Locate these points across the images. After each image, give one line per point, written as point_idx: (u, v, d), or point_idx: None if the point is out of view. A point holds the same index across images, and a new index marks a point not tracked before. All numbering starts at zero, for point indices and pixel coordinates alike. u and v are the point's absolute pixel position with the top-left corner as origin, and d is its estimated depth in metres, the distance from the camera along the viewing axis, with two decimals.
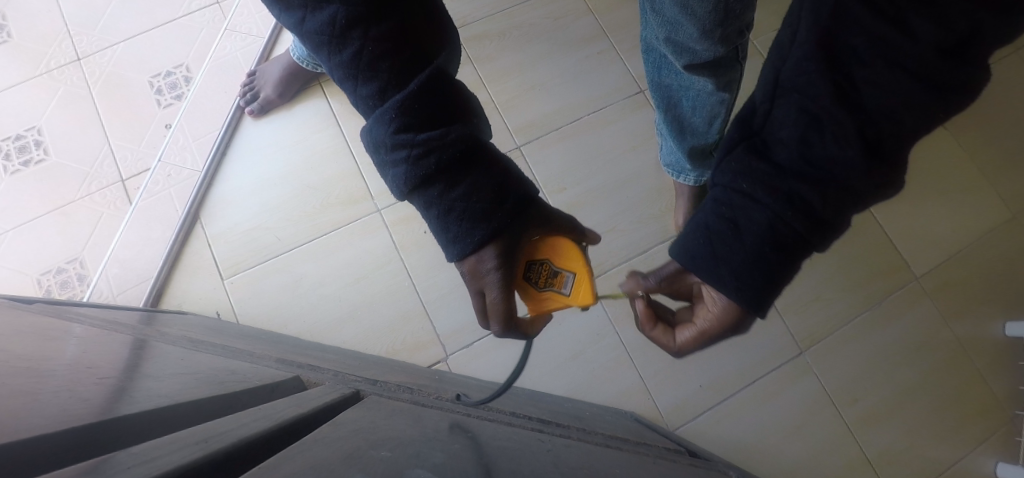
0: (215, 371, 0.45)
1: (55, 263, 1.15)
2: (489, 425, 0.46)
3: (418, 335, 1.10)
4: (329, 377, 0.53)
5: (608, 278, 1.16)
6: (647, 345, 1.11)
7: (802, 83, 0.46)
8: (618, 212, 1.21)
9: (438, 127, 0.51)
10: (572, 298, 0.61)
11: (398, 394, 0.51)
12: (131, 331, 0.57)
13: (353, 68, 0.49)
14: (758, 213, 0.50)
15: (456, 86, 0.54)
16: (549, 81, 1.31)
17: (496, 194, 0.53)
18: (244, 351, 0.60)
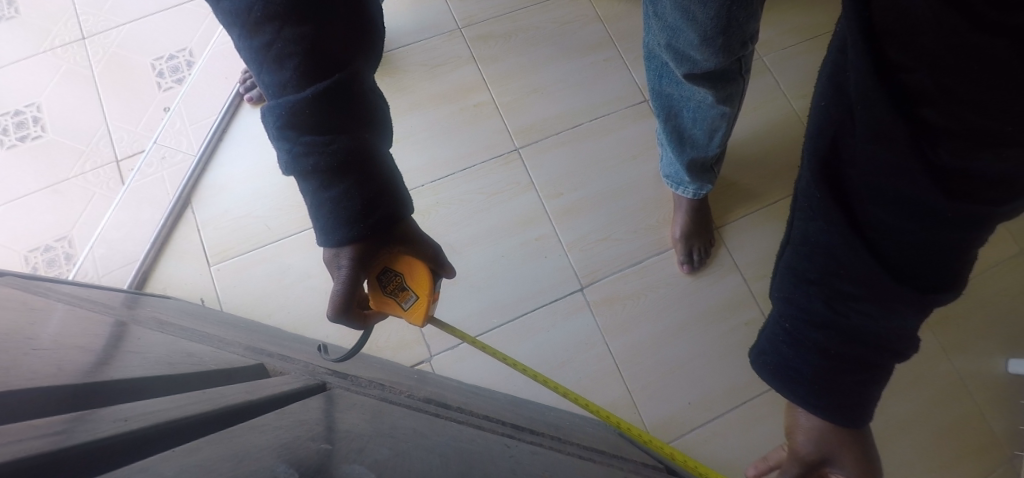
0: (175, 352, 0.44)
1: (42, 240, 1.14)
2: (455, 427, 0.45)
3: (403, 333, 1.10)
4: (296, 368, 0.52)
5: (599, 287, 1.14)
6: (636, 358, 1.10)
7: (813, 199, 0.41)
8: (614, 221, 1.20)
9: (331, 132, 0.52)
10: (405, 313, 0.59)
11: (366, 389, 0.50)
12: (99, 309, 0.56)
13: (262, 55, 0.51)
14: (801, 326, 0.45)
15: (364, 93, 0.55)
16: (553, 85, 1.30)
17: (365, 206, 0.53)
18: (215, 336, 0.58)
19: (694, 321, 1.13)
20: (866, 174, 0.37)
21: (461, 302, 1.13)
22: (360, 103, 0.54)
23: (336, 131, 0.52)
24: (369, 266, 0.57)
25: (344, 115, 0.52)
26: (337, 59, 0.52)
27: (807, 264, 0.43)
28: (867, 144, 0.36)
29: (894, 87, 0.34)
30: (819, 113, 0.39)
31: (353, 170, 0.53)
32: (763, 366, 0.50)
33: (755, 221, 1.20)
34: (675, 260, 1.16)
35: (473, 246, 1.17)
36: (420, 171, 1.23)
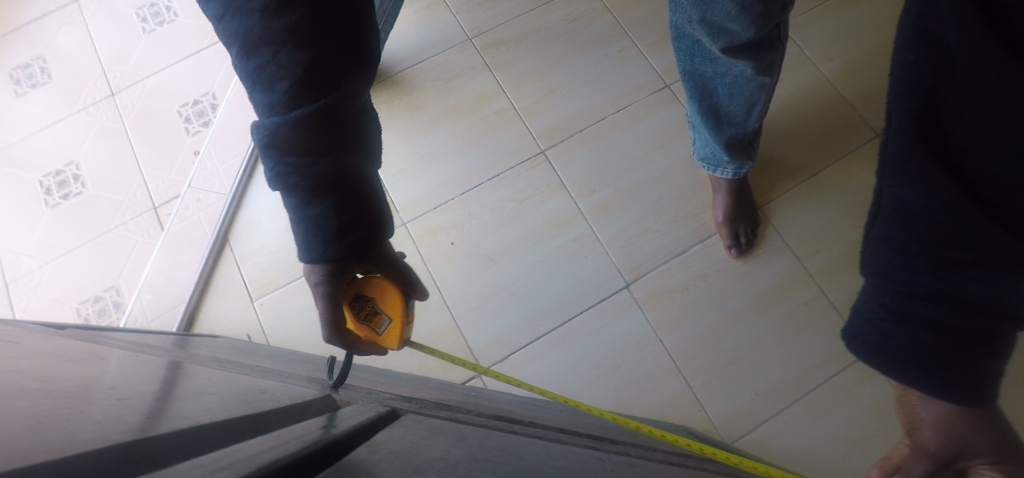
0: (242, 390, 0.43)
1: (93, 292, 1.16)
2: (541, 443, 0.42)
3: (451, 350, 1.08)
4: (362, 395, 0.50)
5: (645, 282, 1.11)
6: (693, 351, 1.06)
7: (908, 165, 0.37)
8: (652, 213, 1.16)
9: (315, 155, 0.50)
10: (380, 339, 0.57)
11: (437, 411, 0.47)
12: (161, 353, 0.55)
13: (255, 73, 0.49)
14: (905, 299, 0.41)
15: (357, 115, 0.52)
16: (570, 83, 1.28)
17: (343, 230, 0.52)
18: (273, 370, 0.58)
19: (749, 308, 1.09)
20: (975, 129, 0.33)
21: (503, 312, 1.10)
22: (350, 127, 0.51)
23: (318, 154, 0.50)
24: (344, 287, 0.56)
25: (333, 137, 0.50)
26: (328, 82, 0.49)
27: (901, 235, 0.39)
28: (973, 95, 0.32)
29: (1004, 26, 0.30)
30: (905, 67, 0.35)
31: (333, 194, 0.51)
32: (856, 346, 0.45)
33: (801, 197, 1.16)
34: (721, 244, 1.12)
35: (509, 254, 1.14)
36: (444, 186, 1.20)
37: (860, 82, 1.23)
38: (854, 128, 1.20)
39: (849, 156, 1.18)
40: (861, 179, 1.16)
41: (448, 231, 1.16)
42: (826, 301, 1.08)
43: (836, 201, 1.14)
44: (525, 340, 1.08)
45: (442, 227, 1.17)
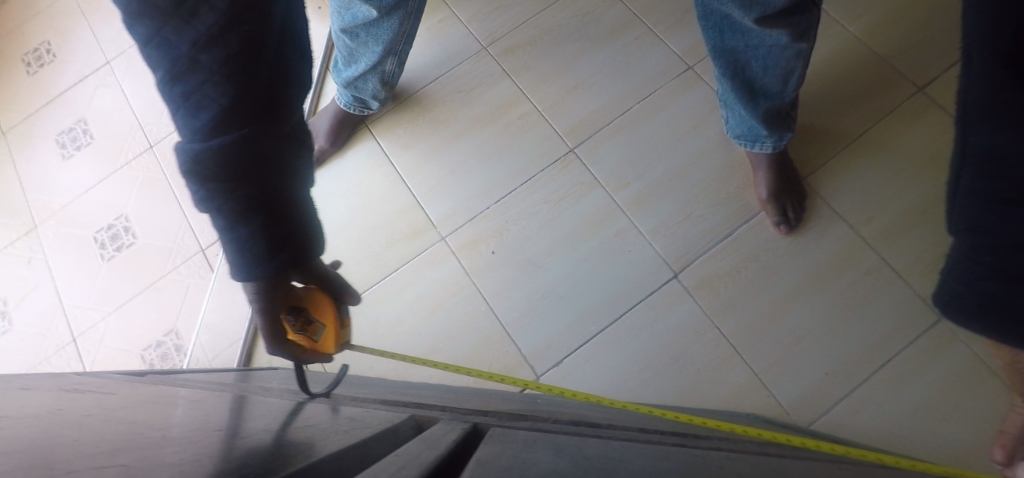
0: (328, 425, 0.43)
1: (154, 337, 1.20)
2: (634, 445, 0.42)
3: (505, 358, 1.08)
4: (442, 413, 0.50)
5: (694, 269, 1.09)
6: (752, 336, 1.04)
7: (983, 108, 0.41)
8: (691, 198, 1.13)
9: (244, 184, 0.46)
10: (315, 346, 0.57)
11: (519, 423, 0.47)
12: (237, 390, 0.57)
13: (175, 95, 0.43)
14: (981, 250, 0.42)
15: (290, 137, 0.48)
16: (590, 78, 1.26)
17: (275, 256, 0.49)
18: (343, 400, 0.58)
19: (806, 284, 1.05)
20: None
21: (552, 316, 1.10)
22: (279, 152, 0.47)
23: (246, 183, 0.46)
24: (277, 302, 0.54)
25: (264, 165, 0.46)
26: (253, 105, 0.45)
27: (987, 185, 0.41)
28: None
29: None
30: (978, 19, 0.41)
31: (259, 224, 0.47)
32: (949, 294, 0.46)
33: (847, 164, 1.11)
34: (768, 222, 1.09)
35: (551, 256, 1.13)
36: (479, 197, 1.20)
37: (892, 38, 1.18)
38: (894, 85, 1.15)
39: (892, 115, 1.13)
40: (909, 138, 1.11)
41: (486, 240, 1.16)
42: (889, 269, 1.04)
43: (886, 165, 1.10)
44: (577, 342, 1.07)
45: (480, 237, 1.17)
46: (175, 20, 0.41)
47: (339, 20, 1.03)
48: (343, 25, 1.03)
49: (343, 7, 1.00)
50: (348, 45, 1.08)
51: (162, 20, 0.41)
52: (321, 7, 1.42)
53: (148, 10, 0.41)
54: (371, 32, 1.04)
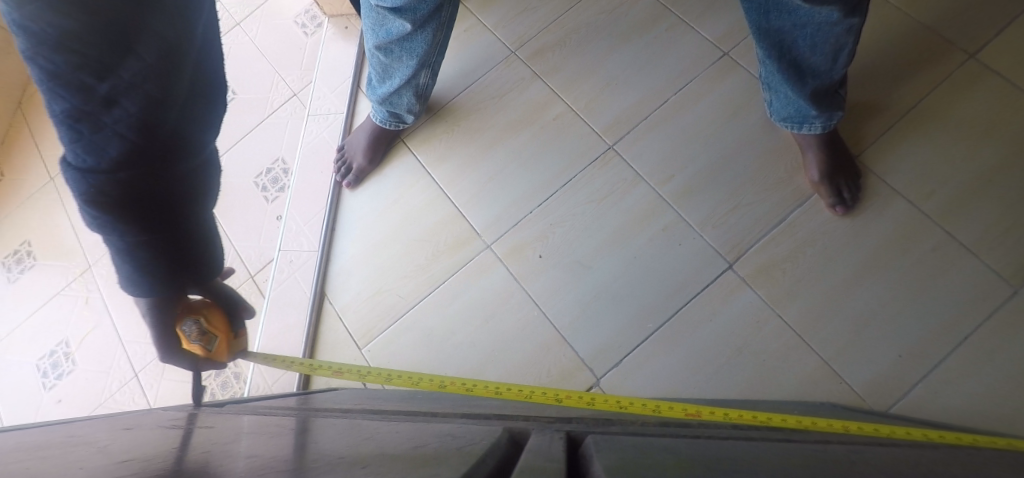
0: (437, 443, 0.44)
1: (212, 367, 1.21)
2: (733, 449, 0.45)
3: (562, 362, 1.07)
4: (530, 428, 0.53)
5: (749, 259, 1.07)
6: (817, 323, 1.01)
7: None
8: (739, 186, 1.11)
9: (148, 215, 0.46)
10: (210, 354, 0.62)
11: (611, 433, 0.51)
12: (316, 416, 0.60)
13: (76, 129, 0.40)
14: None
15: (200, 167, 0.48)
16: (623, 73, 1.24)
17: (172, 274, 0.51)
18: (428, 418, 0.59)
19: (870, 266, 1.02)
20: None
21: (606, 317, 1.09)
22: (187, 185, 0.47)
23: (149, 215, 0.46)
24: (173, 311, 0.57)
25: (170, 198, 0.46)
26: (165, 144, 0.44)
27: None
28: None
29: None
30: None
31: (160, 252, 0.48)
32: None
33: (902, 138, 1.07)
34: (822, 204, 1.06)
35: (600, 256, 1.12)
36: (521, 201, 1.19)
37: (935, 6, 1.15)
38: (941, 53, 1.11)
39: (945, 82, 1.09)
40: (965, 106, 1.07)
41: (532, 245, 1.15)
42: (956, 243, 1.00)
43: (943, 137, 1.06)
44: (635, 341, 1.06)
45: (526, 242, 1.16)
46: (93, 63, 0.39)
47: (373, 36, 1.04)
48: (378, 41, 1.04)
49: (377, 24, 1.01)
50: (383, 61, 1.09)
51: (78, 63, 0.38)
52: (348, 27, 1.44)
53: (64, 53, 0.38)
54: (405, 47, 1.05)
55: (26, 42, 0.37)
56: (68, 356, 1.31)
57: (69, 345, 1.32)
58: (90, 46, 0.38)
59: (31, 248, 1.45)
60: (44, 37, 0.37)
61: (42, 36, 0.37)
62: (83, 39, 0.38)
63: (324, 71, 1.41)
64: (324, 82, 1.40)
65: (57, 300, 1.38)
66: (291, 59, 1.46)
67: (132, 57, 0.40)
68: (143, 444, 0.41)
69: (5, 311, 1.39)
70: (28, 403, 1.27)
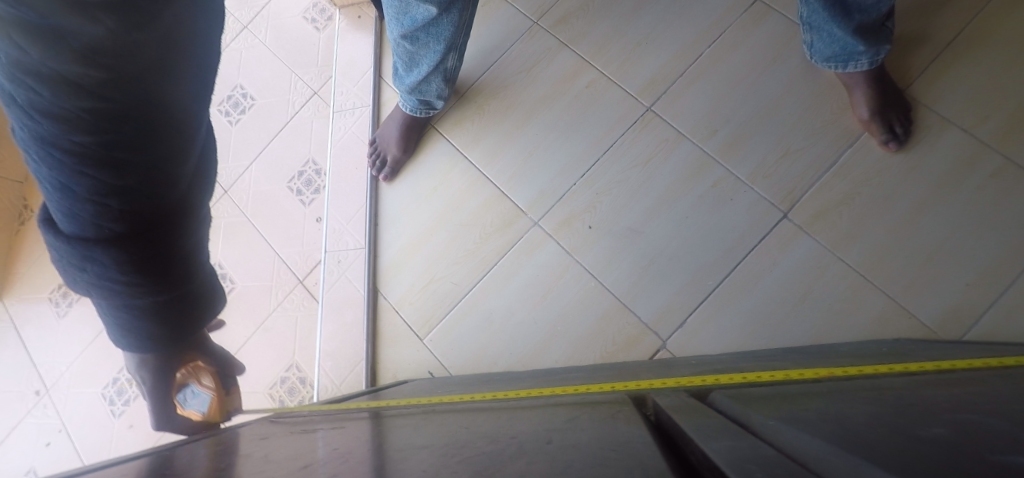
0: (587, 415, 0.44)
1: (276, 374, 1.21)
2: (865, 382, 0.49)
3: (626, 329, 1.07)
4: (645, 388, 0.55)
5: (805, 205, 1.06)
6: (881, 261, 1.01)
7: None
8: (785, 133, 1.11)
9: (157, 276, 0.46)
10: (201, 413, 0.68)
11: (729, 384, 0.53)
12: (426, 404, 0.62)
13: (96, 206, 0.39)
14: None
15: (200, 216, 0.49)
16: (652, 32, 1.23)
17: (174, 325, 0.52)
18: (538, 395, 0.60)
19: (930, 198, 1.02)
20: None
21: (665, 280, 1.08)
22: (192, 233, 0.48)
23: (160, 275, 0.46)
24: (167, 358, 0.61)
25: (177, 254, 0.47)
26: (177, 200, 0.44)
27: None
28: None
29: None
30: None
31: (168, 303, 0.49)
32: None
33: (948, 65, 1.07)
34: (874, 142, 1.06)
35: (651, 220, 1.12)
36: (564, 174, 1.18)
37: None
38: None
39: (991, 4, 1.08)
40: (1010, 27, 1.06)
41: (581, 217, 1.15)
42: (1015, 166, 1.00)
43: (989, 61, 1.05)
44: (697, 300, 1.06)
45: (575, 214, 1.15)
46: (128, 143, 0.37)
47: (397, 26, 1.00)
48: (403, 31, 1.00)
49: (400, 13, 0.97)
50: (409, 50, 1.05)
51: (113, 144, 0.36)
52: (361, 17, 1.41)
53: (101, 134, 0.35)
54: (431, 32, 1.01)
55: (54, 124, 0.34)
56: (131, 382, 1.31)
57: (130, 372, 1.32)
58: (128, 126, 0.36)
59: None
60: (79, 121, 0.34)
61: (75, 121, 0.34)
62: (121, 122, 0.36)
63: (344, 65, 1.38)
64: (345, 76, 1.37)
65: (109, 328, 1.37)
66: (307, 58, 1.43)
67: (165, 127, 0.38)
68: (314, 454, 0.42)
69: (59, 345, 1.39)
70: (101, 433, 1.29)
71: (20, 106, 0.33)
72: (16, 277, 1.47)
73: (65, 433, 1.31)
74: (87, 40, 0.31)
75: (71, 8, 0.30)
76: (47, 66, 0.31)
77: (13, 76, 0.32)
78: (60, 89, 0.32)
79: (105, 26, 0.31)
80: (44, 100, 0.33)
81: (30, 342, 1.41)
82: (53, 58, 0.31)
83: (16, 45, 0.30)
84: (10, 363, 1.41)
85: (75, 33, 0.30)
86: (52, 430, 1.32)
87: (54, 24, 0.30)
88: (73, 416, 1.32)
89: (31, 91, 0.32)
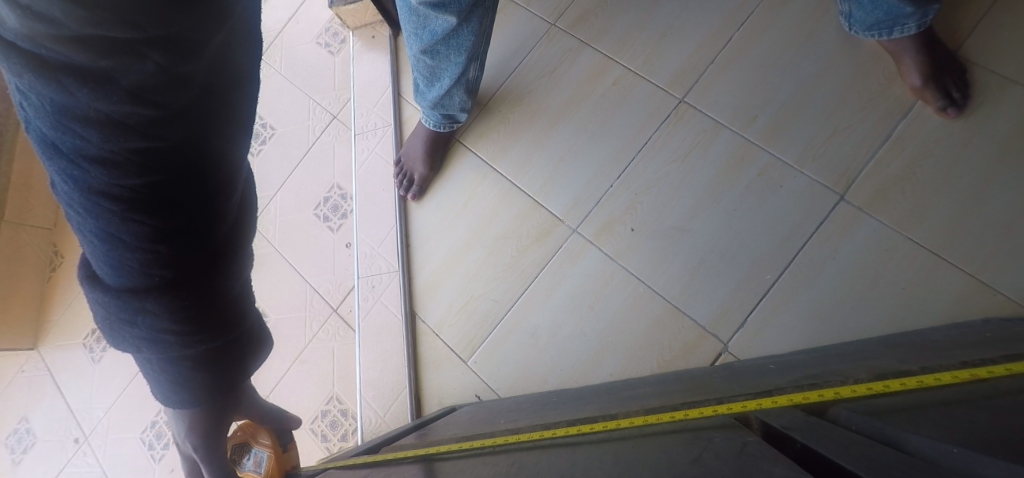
0: (713, 454, 0.42)
1: (317, 408, 1.17)
2: (998, 390, 0.45)
3: (683, 334, 1.01)
4: (752, 409, 0.51)
5: (862, 186, 1.00)
6: (953, 238, 0.94)
7: None
8: (832, 111, 1.04)
9: (206, 330, 0.43)
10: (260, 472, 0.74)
11: (846, 397, 0.50)
12: (500, 444, 0.57)
13: (141, 255, 0.36)
14: None
15: (244, 262, 0.46)
16: (677, 21, 1.18)
17: (223, 384, 0.48)
18: (624, 421, 0.55)
19: (999, 166, 0.94)
20: None
21: (718, 278, 1.02)
22: (240, 278, 0.46)
23: (210, 329, 0.43)
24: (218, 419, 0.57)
25: (225, 305, 0.44)
26: (225, 242, 0.42)
27: None
28: None
29: None
30: None
31: (221, 360, 0.46)
32: None
33: (1001, 25, 1.00)
34: (930, 110, 0.99)
35: (697, 217, 1.06)
36: (598, 177, 1.13)
37: None
38: None
39: None
40: None
41: (622, 219, 1.09)
42: None
43: None
44: (755, 297, 0.99)
45: (615, 217, 1.10)
46: (175, 182, 0.35)
47: (416, 41, 0.96)
48: (422, 46, 0.97)
49: (419, 27, 0.93)
50: (430, 64, 1.02)
51: (160, 185, 0.34)
52: (375, 37, 1.38)
53: (148, 174, 0.33)
54: (451, 44, 0.97)
55: (101, 171, 0.32)
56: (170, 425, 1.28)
57: (168, 415, 1.29)
58: (175, 163, 0.34)
59: None
60: (126, 164, 0.32)
61: (124, 164, 0.32)
62: (168, 160, 0.34)
63: (361, 86, 1.36)
64: (364, 97, 1.35)
65: None
66: (324, 83, 1.41)
67: (206, 165, 0.37)
68: None
69: (95, 392, 1.36)
70: None
71: (65, 155, 0.31)
72: (50, 325, 1.46)
73: None
74: (137, 78, 0.30)
75: (120, 48, 0.28)
76: (97, 111, 0.30)
77: (61, 125, 0.30)
78: (108, 132, 0.31)
79: (153, 63, 0.30)
80: (91, 146, 0.31)
81: (67, 391, 1.39)
82: (103, 102, 0.29)
83: (63, 92, 0.29)
84: (48, 413, 1.38)
85: (125, 73, 0.29)
86: None
87: (105, 68, 0.28)
88: (113, 464, 1.29)
89: (77, 137, 0.30)
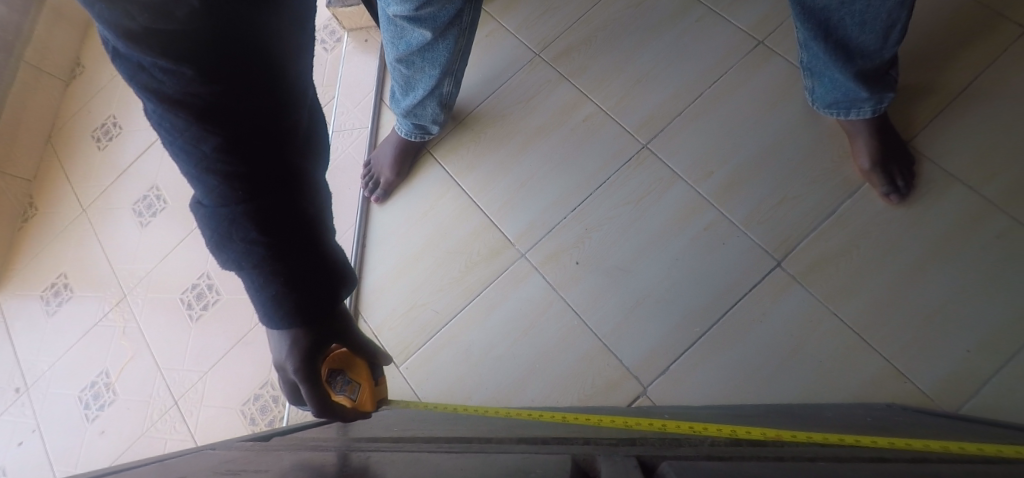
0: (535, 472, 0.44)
1: (251, 391, 1.19)
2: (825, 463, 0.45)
3: (608, 372, 1.03)
4: (593, 449, 0.52)
5: (799, 256, 1.03)
6: (877, 319, 0.96)
7: None
8: (783, 178, 1.08)
9: (282, 234, 0.47)
10: None
11: (682, 450, 0.51)
12: (373, 446, 0.59)
13: (218, 153, 0.43)
14: None
15: (315, 186, 0.51)
16: (653, 68, 1.22)
17: (310, 301, 0.51)
18: (486, 443, 0.57)
19: (930, 255, 0.97)
20: None
21: (651, 323, 1.04)
22: (318, 205, 0.51)
23: (285, 234, 0.47)
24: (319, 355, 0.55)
25: (300, 217, 0.48)
26: (294, 162, 0.48)
27: None
28: None
29: None
30: None
31: (307, 278, 0.50)
32: None
33: (955, 119, 1.04)
34: (875, 193, 1.03)
35: (641, 259, 1.09)
36: (553, 208, 1.16)
37: None
38: (989, 33, 1.08)
39: (1001, 56, 1.06)
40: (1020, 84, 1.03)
41: (569, 251, 1.12)
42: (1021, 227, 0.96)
43: (998, 115, 1.02)
44: (684, 345, 1.02)
45: (563, 248, 1.13)
46: (235, 95, 0.42)
47: (393, 49, 1.00)
48: (398, 54, 1.00)
49: (396, 37, 0.97)
50: (405, 74, 1.05)
51: (223, 95, 0.42)
52: (369, 40, 1.43)
53: (212, 84, 0.41)
54: (426, 57, 1.01)
55: (176, 86, 0.40)
56: (108, 387, 1.30)
57: (109, 376, 1.31)
58: (234, 80, 0.42)
59: (68, 281, 1.44)
60: (192, 76, 0.40)
61: (193, 77, 0.40)
62: (227, 75, 0.42)
63: (348, 86, 1.40)
64: (348, 97, 1.39)
65: (94, 331, 1.36)
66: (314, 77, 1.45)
67: (261, 86, 0.44)
68: None
69: (44, 345, 1.38)
70: (71, 439, 1.26)
71: (149, 82, 0.40)
72: (13, 272, 1.48)
73: (37, 434, 1.29)
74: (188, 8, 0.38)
75: None
76: (156, 30, 0.38)
77: (133, 44, 0.39)
78: (173, 50, 0.39)
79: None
80: (163, 64, 0.39)
81: (17, 339, 1.41)
82: (160, 23, 0.38)
83: (125, 17, 0.37)
84: None
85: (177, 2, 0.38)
86: (25, 430, 1.30)
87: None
88: (47, 418, 1.30)
89: (150, 59, 0.39)
